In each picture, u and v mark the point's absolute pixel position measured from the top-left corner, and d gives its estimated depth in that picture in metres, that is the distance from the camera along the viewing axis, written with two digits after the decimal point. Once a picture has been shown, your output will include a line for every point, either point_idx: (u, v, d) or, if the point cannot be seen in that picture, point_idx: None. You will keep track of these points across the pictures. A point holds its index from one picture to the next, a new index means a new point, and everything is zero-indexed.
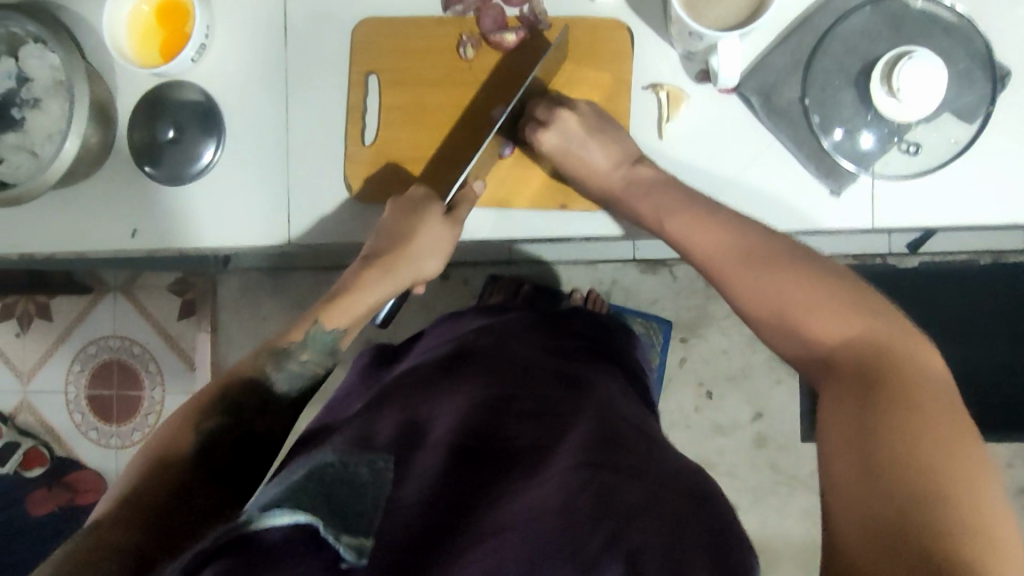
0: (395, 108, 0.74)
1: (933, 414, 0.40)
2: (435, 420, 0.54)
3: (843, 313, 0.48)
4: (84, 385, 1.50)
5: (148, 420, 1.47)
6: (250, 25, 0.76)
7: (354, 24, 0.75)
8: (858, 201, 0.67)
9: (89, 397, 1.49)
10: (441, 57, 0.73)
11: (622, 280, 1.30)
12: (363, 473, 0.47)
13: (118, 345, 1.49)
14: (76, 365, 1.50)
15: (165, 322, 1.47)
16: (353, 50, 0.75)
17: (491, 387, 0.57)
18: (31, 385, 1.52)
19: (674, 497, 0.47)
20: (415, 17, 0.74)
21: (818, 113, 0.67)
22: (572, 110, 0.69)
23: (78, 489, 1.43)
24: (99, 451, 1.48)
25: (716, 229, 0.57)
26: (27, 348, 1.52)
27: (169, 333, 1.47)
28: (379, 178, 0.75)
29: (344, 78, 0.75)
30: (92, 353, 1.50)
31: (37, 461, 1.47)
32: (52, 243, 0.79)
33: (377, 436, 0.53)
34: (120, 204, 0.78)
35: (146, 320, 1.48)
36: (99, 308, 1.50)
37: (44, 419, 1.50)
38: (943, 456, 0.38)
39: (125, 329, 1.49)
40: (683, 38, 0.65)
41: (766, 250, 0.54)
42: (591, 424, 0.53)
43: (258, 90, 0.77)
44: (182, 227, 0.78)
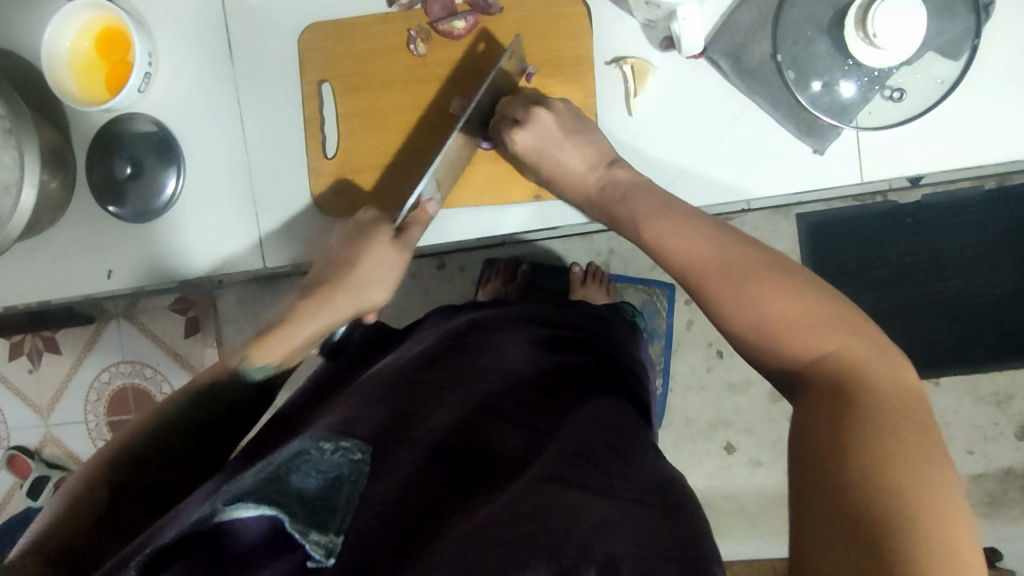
0: (354, 115, 0.72)
1: (911, 443, 0.38)
2: (421, 416, 0.54)
3: (820, 328, 0.46)
4: (101, 413, 1.51)
5: None
6: (194, 46, 0.73)
7: (299, 31, 0.72)
8: (841, 161, 0.64)
9: (108, 424, 1.51)
10: (393, 56, 0.70)
11: (619, 250, 1.28)
12: (341, 462, 0.45)
13: (127, 370, 1.49)
14: (90, 394, 1.51)
15: (170, 342, 1.47)
16: (302, 60, 0.71)
17: (477, 388, 0.58)
18: (51, 419, 1.53)
19: (649, 512, 0.48)
20: (361, 17, 0.70)
21: (792, 70, 0.63)
22: (547, 108, 0.65)
23: None
24: None
25: (685, 238, 0.55)
26: (41, 383, 1.53)
27: (176, 352, 1.47)
28: (346, 191, 0.72)
29: (298, 90, 0.73)
30: (105, 381, 1.50)
31: None
32: (32, 293, 0.78)
33: (362, 420, 0.53)
34: (91, 247, 0.76)
35: (152, 342, 1.48)
36: (105, 335, 1.50)
37: (69, 450, 1.53)
38: (918, 484, 0.37)
39: (133, 353, 1.49)
40: (641, 7, 0.61)
41: (738, 258, 0.51)
42: (572, 436, 0.54)
43: (210, 113, 0.74)
44: (157, 263, 0.76)
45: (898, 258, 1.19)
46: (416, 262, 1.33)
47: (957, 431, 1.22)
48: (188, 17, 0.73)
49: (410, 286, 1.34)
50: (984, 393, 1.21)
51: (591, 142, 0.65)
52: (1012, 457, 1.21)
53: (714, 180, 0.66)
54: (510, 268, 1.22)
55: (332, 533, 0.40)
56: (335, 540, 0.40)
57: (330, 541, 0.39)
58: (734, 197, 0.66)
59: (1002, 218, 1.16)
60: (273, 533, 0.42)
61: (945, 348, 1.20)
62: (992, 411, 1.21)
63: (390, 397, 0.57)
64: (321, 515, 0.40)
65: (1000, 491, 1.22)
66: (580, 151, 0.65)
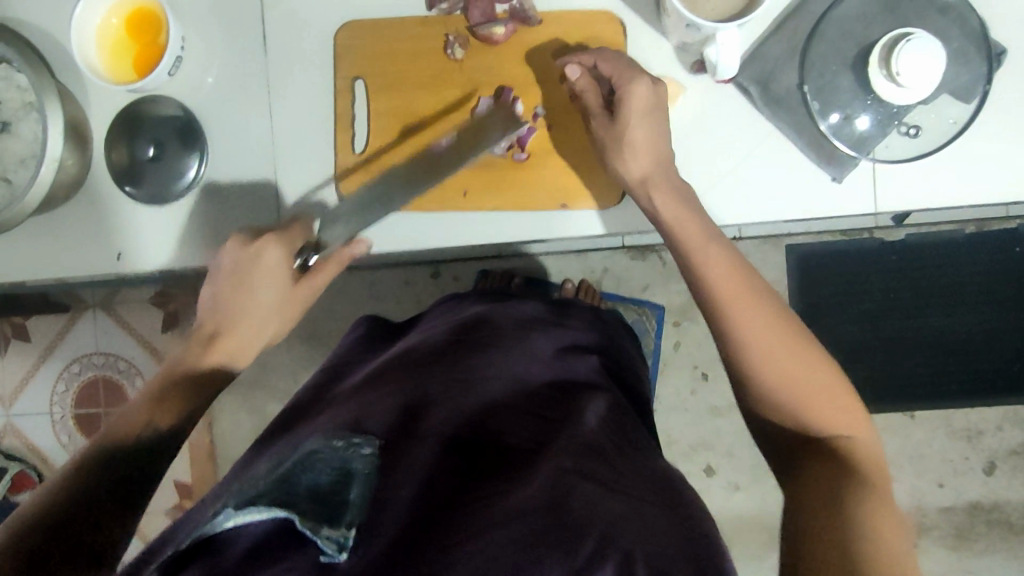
0: (386, 113, 0.72)
1: (892, 512, 0.48)
2: (427, 409, 0.54)
3: (839, 405, 0.54)
4: (68, 405, 1.46)
5: None
6: (228, 34, 0.73)
7: (334, 29, 0.73)
8: (859, 187, 0.67)
9: (75, 417, 1.46)
10: (429, 58, 0.71)
11: (613, 269, 1.29)
12: (354, 455, 0.46)
13: (101, 362, 1.45)
14: (58, 385, 1.46)
15: (148, 336, 1.44)
16: (338, 55, 0.72)
17: (486, 387, 0.57)
18: (13, 408, 1.48)
19: (663, 507, 0.49)
20: (402, 19, 0.71)
21: (816, 100, 0.66)
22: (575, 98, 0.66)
23: None
24: None
25: (749, 306, 0.57)
26: (6, 370, 1.48)
27: (153, 346, 1.44)
28: None
29: (330, 85, 0.73)
30: (76, 372, 1.46)
31: (26, 484, 1.44)
32: (34, 272, 0.76)
33: (370, 421, 0.53)
34: (103, 227, 0.75)
35: (129, 334, 1.44)
36: (79, 325, 1.46)
37: (30, 442, 1.47)
38: (890, 545, 0.45)
39: (107, 345, 1.45)
40: (679, 30, 0.63)
41: (795, 339, 0.56)
42: (581, 431, 0.54)
43: (238, 102, 0.74)
44: (169, 246, 0.75)
45: (882, 293, 1.23)
46: (409, 269, 1.33)
47: (930, 464, 1.26)
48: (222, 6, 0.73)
49: (402, 292, 1.34)
50: (957, 428, 1.25)
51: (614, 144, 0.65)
52: (980, 491, 1.26)
53: (732, 200, 0.68)
54: (505, 278, 1.22)
55: (344, 528, 0.40)
56: (347, 535, 0.40)
57: (341, 535, 0.40)
58: (750, 219, 0.68)
59: (980, 260, 1.21)
60: (278, 531, 0.41)
61: (923, 383, 1.25)
62: (963, 446, 1.25)
63: (399, 392, 0.57)
64: (331, 513, 0.40)
65: (967, 524, 1.26)
66: (638, 155, 0.64)
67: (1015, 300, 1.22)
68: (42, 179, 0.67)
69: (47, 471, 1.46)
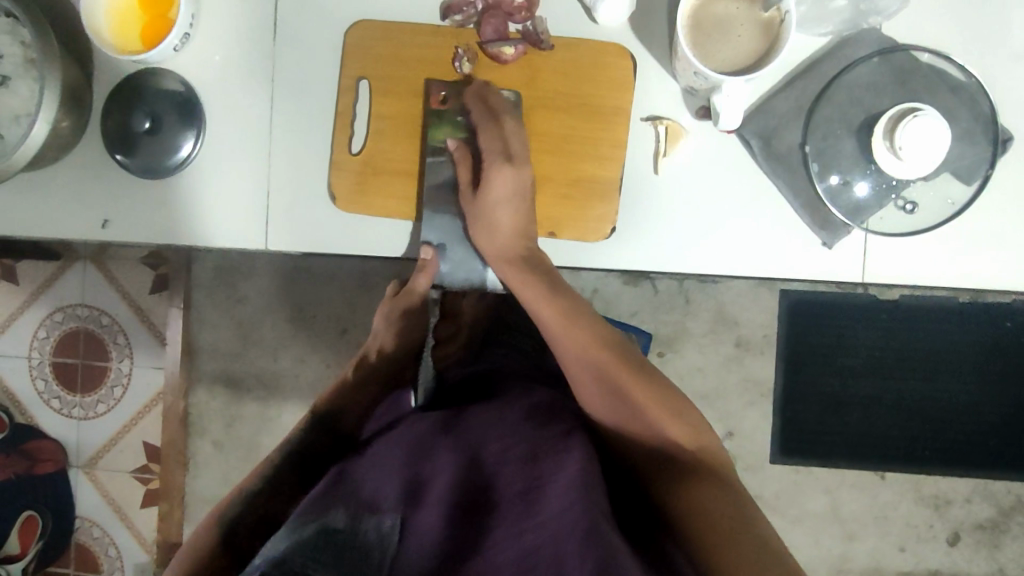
0: (387, 118, 0.71)
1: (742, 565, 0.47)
2: (440, 468, 0.57)
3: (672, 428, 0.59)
4: (47, 353, 1.46)
5: (112, 394, 1.44)
6: (239, 15, 0.72)
7: (346, 26, 0.72)
8: (850, 254, 0.67)
9: (53, 365, 1.46)
10: (436, 69, 0.70)
11: (604, 290, 1.27)
12: (370, 536, 0.49)
13: (85, 315, 1.45)
14: (39, 331, 1.46)
15: (135, 295, 1.43)
16: (346, 53, 0.71)
17: (493, 432, 0.59)
18: None
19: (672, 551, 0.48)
20: (413, 26, 0.70)
21: (816, 162, 0.66)
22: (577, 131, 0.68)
23: (36, 459, 1.45)
24: (60, 421, 1.46)
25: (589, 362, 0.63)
26: None
27: (139, 306, 1.43)
28: (367, 189, 0.72)
29: (335, 82, 0.72)
30: (59, 321, 1.45)
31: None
32: (17, 227, 0.76)
33: (384, 485, 0.56)
34: (96, 190, 0.74)
35: (115, 290, 1.44)
36: (67, 275, 1.45)
37: (4, 385, 1.46)
38: None
39: (93, 298, 1.44)
40: (687, 73, 0.63)
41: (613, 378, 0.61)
42: (598, 468, 0.54)
43: (242, 85, 0.73)
44: (162, 214, 0.74)
45: (867, 352, 1.22)
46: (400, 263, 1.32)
47: (893, 527, 1.26)
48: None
49: None
50: (924, 495, 1.25)
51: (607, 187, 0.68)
52: (939, 560, 1.25)
53: (720, 250, 0.67)
54: None
55: None
56: None
57: None
58: (738, 272, 0.68)
59: (969, 332, 1.21)
60: None
61: (897, 445, 1.24)
62: (928, 513, 1.25)
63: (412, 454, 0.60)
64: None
65: None
66: (501, 206, 0.67)
67: (998, 375, 1.21)
68: (32, 140, 0.66)
69: (17, 416, 1.46)
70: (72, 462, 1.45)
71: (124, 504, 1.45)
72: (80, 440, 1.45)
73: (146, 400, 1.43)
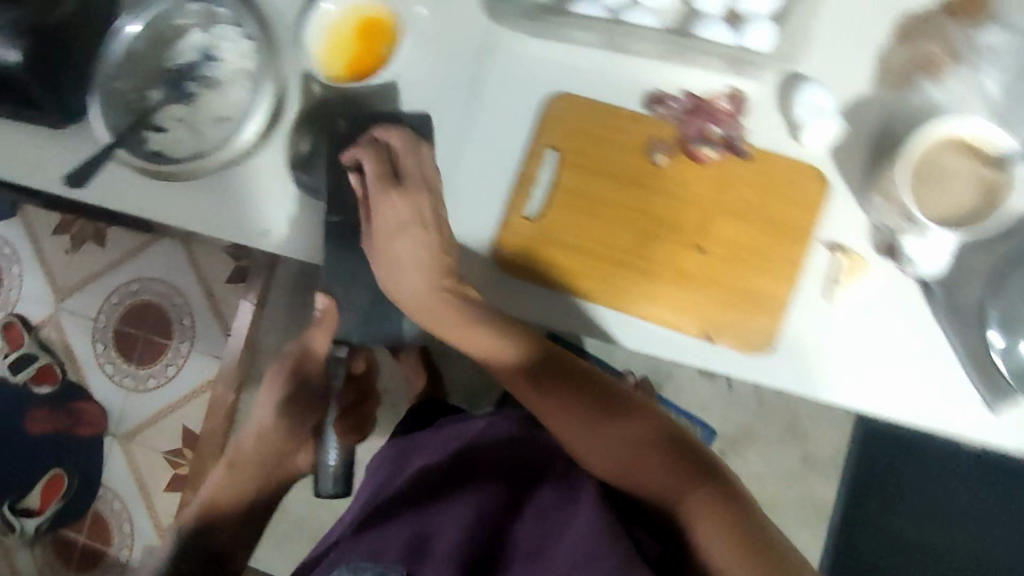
0: (568, 190, 0.70)
1: None
2: (441, 527, 0.64)
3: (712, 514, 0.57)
4: (114, 319, 1.49)
5: (166, 371, 1.46)
6: (441, 57, 0.72)
7: (546, 94, 0.71)
8: (1010, 423, 0.65)
9: (116, 332, 1.48)
10: (628, 152, 0.69)
11: (679, 377, 1.23)
12: None
13: (162, 291, 1.47)
14: (112, 297, 1.49)
15: (212, 282, 1.45)
16: (541, 120, 0.71)
17: (496, 497, 0.66)
18: (63, 302, 1.50)
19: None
20: (614, 108, 0.69)
21: (997, 323, 0.64)
22: (761, 244, 0.67)
23: (79, 419, 1.47)
24: (110, 387, 1.48)
25: (605, 427, 0.64)
26: (70, 267, 1.50)
27: (213, 293, 1.45)
28: (531, 255, 0.70)
29: (524, 143, 0.71)
30: (133, 291, 1.48)
31: (46, 378, 1.49)
32: (167, 219, 0.74)
33: (391, 541, 0.64)
34: (207, 201, 0.73)
35: (194, 274, 1.46)
36: (152, 250, 1.47)
37: (66, 340, 1.49)
38: None
39: (172, 277, 1.47)
40: (885, 212, 0.64)
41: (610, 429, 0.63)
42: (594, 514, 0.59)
43: (430, 125, 0.71)
44: (251, 236, 0.73)
45: None
46: None
47: None
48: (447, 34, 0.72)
49: None
50: None
51: (763, 302, 0.67)
52: None
53: (878, 390, 0.66)
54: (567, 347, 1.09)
55: None
56: None
57: None
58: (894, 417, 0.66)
59: None
60: None
61: None
62: None
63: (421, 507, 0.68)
64: None
65: None
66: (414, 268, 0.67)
67: None
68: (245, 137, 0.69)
69: (71, 372, 1.49)
70: (110, 430, 1.47)
71: (148, 482, 1.44)
72: (123, 410, 1.47)
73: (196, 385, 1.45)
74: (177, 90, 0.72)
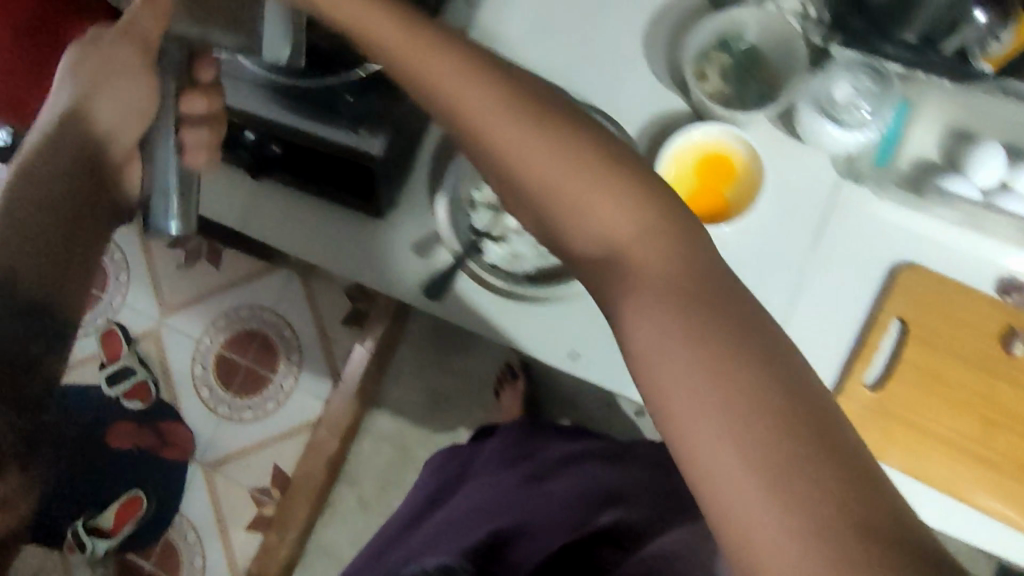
0: (915, 367, 0.69)
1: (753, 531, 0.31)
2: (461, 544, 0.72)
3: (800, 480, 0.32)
4: (218, 343, 1.43)
5: (265, 406, 1.41)
6: (784, 208, 0.71)
7: (895, 264, 0.71)
8: None
9: (218, 357, 1.43)
10: (983, 339, 0.69)
11: None
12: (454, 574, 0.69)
13: (270, 321, 1.43)
14: (218, 320, 1.44)
15: (327, 321, 1.42)
16: (893, 292, 0.70)
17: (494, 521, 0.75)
18: (167, 317, 1.44)
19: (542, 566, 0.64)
20: (972, 292, 0.70)
21: None
22: None
23: (166, 441, 1.42)
24: (203, 413, 1.42)
25: (755, 412, 0.33)
26: (181, 282, 1.45)
27: (325, 332, 1.42)
28: (877, 429, 0.69)
29: (870, 312, 0.70)
30: (241, 317, 1.43)
31: (139, 395, 1.42)
32: (482, 327, 0.75)
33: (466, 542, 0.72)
34: (527, 315, 0.74)
35: (309, 310, 1.42)
36: (269, 278, 1.43)
37: (164, 356, 1.43)
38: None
39: (285, 308, 1.43)
40: None
41: (808, 469, 0.32)
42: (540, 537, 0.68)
43: (767, 275, 0.70)
44: (562, 359, 0.74)
45: None
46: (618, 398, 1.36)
47: None
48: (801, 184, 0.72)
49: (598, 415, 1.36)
50: None
51: None
52: None
53: None
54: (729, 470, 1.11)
55: None
56: None
57: None
58: None
59: None
60: None
61: None
62: None
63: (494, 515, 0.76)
64: None
65: None
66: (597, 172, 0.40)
67: None
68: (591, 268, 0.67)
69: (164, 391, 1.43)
70: (196, 456, 1.41)
71: (227, 517, 1.40)
72: (213, 439, 1.41)
73: (297, 424, 1.40)
74: None
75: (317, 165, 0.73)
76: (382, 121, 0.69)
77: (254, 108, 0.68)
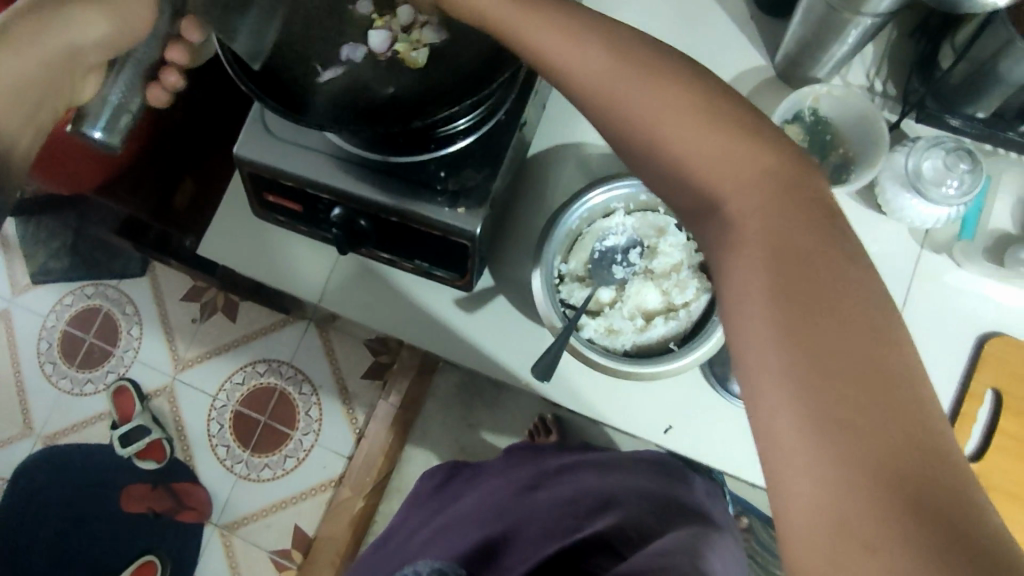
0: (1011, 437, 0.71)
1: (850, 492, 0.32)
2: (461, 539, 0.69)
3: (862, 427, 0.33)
4: (235, 398, 1.38)
5: (284, 463, 1.35)
6: None
7: (981, 334, 0.73)
8: None
9: (235, 413, 1.38)
10: None
11: None
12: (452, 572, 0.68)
13: (287, 375, 1.38)
14: (236, 375, 1.39)
15: (346, 373, 1.38)
16: (982, 364, 0.72)
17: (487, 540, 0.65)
18: (181, 373, 1.39)
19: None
20: None
21: None
22: None
23: (182, 503, 1.35)
24: (220, 473, 1.36)
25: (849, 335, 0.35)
26: (196, 336, 1.40)
27: (346, 386, 1.38)
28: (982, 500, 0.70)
29: (961, 385, 0.72)
30: (258, 373, 1.39)
31: (153, 454, 1.36)
32: (574, 404, 0.76)
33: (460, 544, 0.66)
34: (618, 390, 0.76)
35: (329, 364, 1.39)
36: (287, 330, 1.40)
37: (179, 415, 1.38)
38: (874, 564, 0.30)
39: (304, 362, 1.39)
40: None
41: (911, 441, 0.32)
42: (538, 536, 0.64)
43: None
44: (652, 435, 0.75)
45: None
46: None
47: None
48: (888, 259, 0.75)
49: None
50: None
51: None
52: None
53: None
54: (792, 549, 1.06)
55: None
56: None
57: None
58: None
59: None
60: None
61: None
62: None
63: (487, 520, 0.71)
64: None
65: None
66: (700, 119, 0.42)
67: None
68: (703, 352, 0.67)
69: (178, 450, 1.37)
70: (212, 517, 1.35)
71: None
72: (231, 500, 1.34)
73: (317, 481, 1.34)
74: (600, 275, 0.73)
75: (405, 237, 0.74)
76: (474, 198, 0.69)
77: (348, 188, 0.70)
